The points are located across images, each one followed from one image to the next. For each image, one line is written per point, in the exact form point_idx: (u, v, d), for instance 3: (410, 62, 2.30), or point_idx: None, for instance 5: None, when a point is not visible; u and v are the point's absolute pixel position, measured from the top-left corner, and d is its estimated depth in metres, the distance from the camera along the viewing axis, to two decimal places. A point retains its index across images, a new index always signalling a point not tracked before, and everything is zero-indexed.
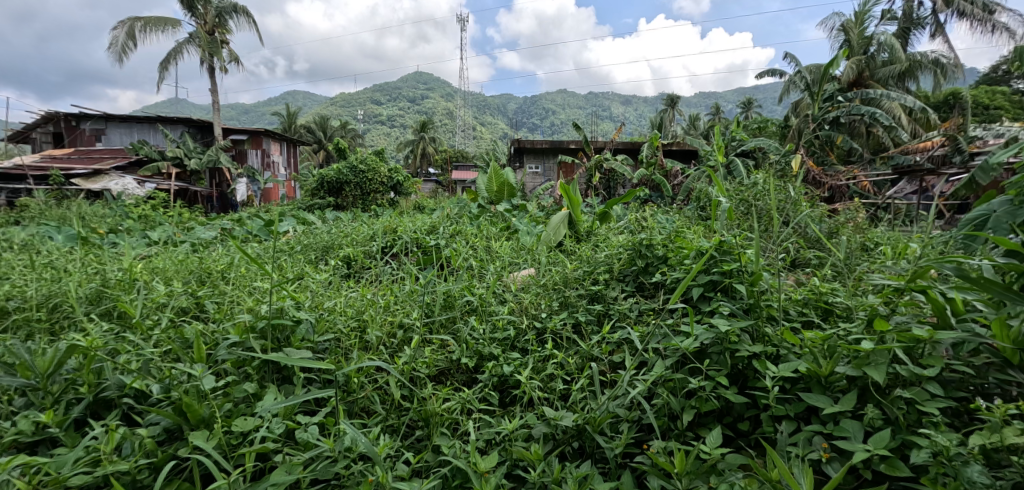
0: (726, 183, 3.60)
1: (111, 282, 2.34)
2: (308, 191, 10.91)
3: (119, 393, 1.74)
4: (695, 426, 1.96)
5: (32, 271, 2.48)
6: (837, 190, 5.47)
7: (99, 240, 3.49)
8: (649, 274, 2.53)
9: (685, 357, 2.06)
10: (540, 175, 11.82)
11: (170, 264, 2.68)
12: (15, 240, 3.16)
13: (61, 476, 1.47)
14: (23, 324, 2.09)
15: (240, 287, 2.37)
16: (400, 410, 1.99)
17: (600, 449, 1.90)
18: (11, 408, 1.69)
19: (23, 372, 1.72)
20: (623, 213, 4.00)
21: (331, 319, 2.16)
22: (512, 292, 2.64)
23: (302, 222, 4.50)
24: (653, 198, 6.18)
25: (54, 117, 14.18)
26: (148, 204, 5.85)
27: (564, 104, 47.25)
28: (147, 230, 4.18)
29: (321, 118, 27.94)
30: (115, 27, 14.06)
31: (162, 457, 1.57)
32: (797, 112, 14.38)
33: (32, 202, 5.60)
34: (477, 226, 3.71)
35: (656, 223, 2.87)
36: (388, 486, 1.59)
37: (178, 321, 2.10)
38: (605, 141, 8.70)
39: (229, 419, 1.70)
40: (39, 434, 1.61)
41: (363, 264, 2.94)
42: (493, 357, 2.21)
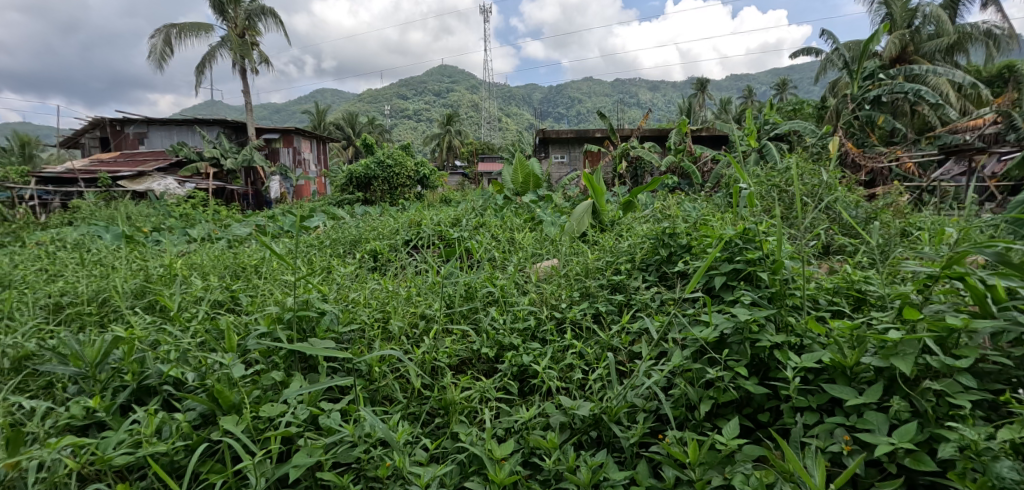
0: (756, 167, 3.47)
1: (153, 278, 2.51)
2: (337, 185, 11.07)
3: (160, 380, 1.87)
4: (713, 417, 1.94)
5: (84, 268, 2.69)
6: (879, 173, 5.20)
7: (144, 238, 3.71)
8: (672, 263, 2.49)
9: (704, 347, 2.04)
10: (566, 165, 11.61)
11: (207, 260, 2.84)
12: (68, 240, 3.41)
13: (106, 456, 1.61)
14: (75, 318, 2.27)
15: (271, 281, 2.48)
16: (421, 398, 2.05)
17: (617, 439, 1.92)
18: (67, 395, 1.87)
19: (75, 361, 1.89)
20: (649, 200, 3.92)
21: (355, 311, 2.24)
22: (534, 283, 2.66)
23: (332, 216, 4.64)
24: (682, 186, 6.04)
25: (103, 123, 15.00)
26: (189, 204, 6.15)
27: (596, 92, 46.64)
28: (187, 228, 4.42)
29: (350, 115, 28.43)
30: (154, 34, 14.65)
31: (196, 440, 1.69)
32: (838, 91, 13.77)
33: (83, 204, 5.97)
34: (501, 218, 3.73)
35: (681, 212, 2.80)
36: (405, 471, 1.68)
37: (213, 314, 2.23)
38: (632, 130, 8.50)
39: (258, 404, 1.81)
40: (88, 418, 1.76)
41: (388, 257, 3.00)
42: (513, 347, 2.25)
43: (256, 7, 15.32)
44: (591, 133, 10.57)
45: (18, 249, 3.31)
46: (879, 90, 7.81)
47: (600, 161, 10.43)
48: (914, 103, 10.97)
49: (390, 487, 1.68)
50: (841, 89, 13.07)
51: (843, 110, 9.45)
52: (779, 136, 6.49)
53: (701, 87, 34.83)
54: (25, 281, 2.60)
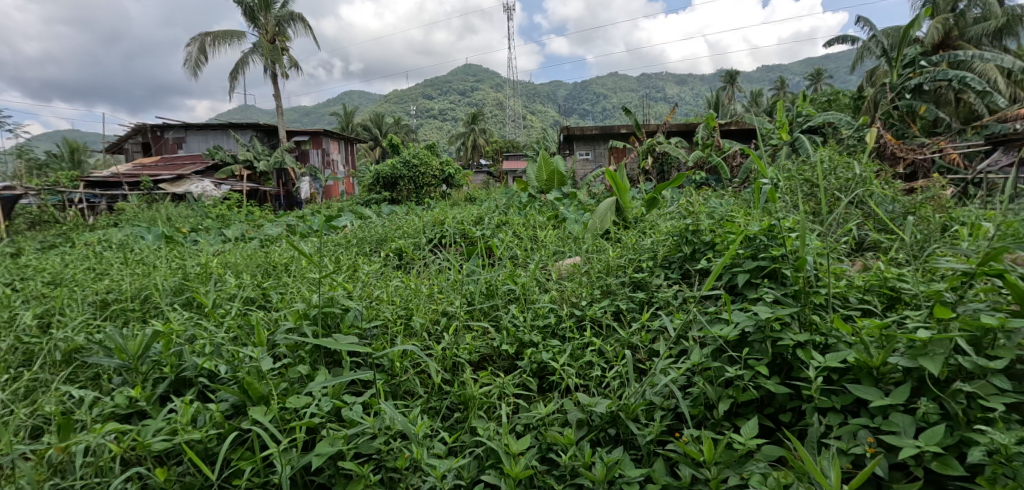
0: (787, 161, 3.39)
1: (190, 276, 2.65)
2: (365, 186, 11.25)
3: (196, 373, 1.97)
4: (733, 416, 1.92)
5: (128, 268, 2.86)
6: (920, 166, 4.96)
7: (183, 239, 3.91)
8: (694, 261, 2.45)
9: (725, 346, 2.01)
10: (591, 162, 11.03)
11: (240, 258, 2.96)
12: (113, 241, 3.62)
13: (145, 441, 1.71)
14: (120, 313, 2.42)
15: (300, 279, 2.58)
16: (441, 393, 2.09)
17: (634, 436, 1.92)
18: (112, 385, 1.99)
19: (119, 354, 2.01)
20: (675, 197, 3.87)
21: (378, 307, 2.31)
22: (555, 280, 2.68)
23: (359, 215, 4.76)
24: (710, 182, 5.92)
25: (144, 129, 15.66)
26: (225, 205, 6.42)
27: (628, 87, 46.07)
28: (222, 228, 4.62)
29: (374, 115, 28.65)
30: (189, 43, 15.20)
31: (227, 429, 1.77)
32: (875, 80, 13.24)
33: (127, 206, 6.29)
34: (524, 216, 3.75)
35: (706, 207, 2.74)
36: (423, 462, 1.72)
37: (245, 310, 2.34)
38: (659, 125, 8.31)
39: (285, 396, 1.89)
40: (131, 407, 1.87)
41: (412, 255, 3.08)
42: (533, 344, 2.27)
43: (285, 13, 15.55)
44: (615, 129, 10.34)
45: (68, 249, 3.54)
46: (921, 77, 7.44)
47: (625, 158, 10.26)
48: (958, 90, 10.47)
49: (409, 478, 1.72)
50: (878, 78, 12.56)
51: (880, 101, 9.04)
52: (812, 129, 6.28)
53: (728, 80, 33.86)
54: (74, 279, 2.78)
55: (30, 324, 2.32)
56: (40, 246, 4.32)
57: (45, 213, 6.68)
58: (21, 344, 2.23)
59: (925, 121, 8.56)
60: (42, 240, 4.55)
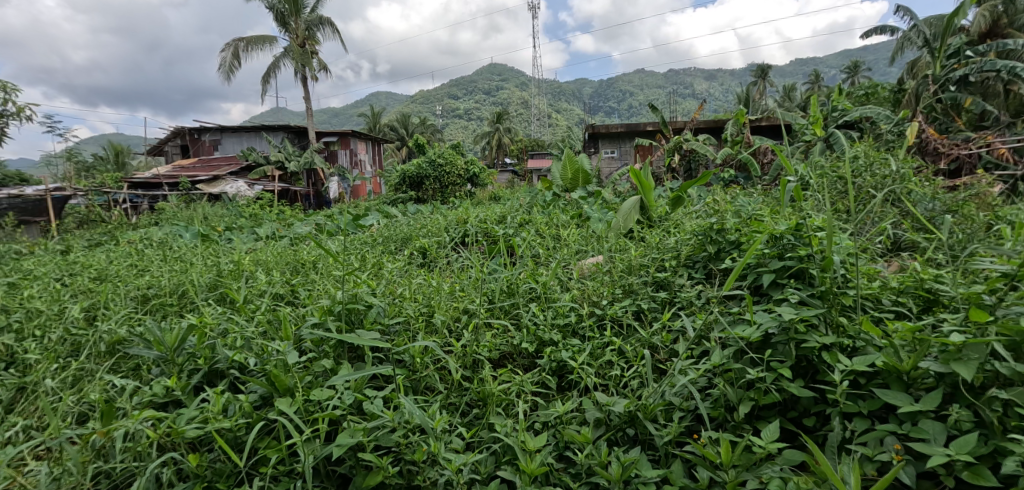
0: (819, 157, 3.29)
1: (224, 272, 2.76)
2: (390, 186, 11.41)
3: (228, 365, 2.04)
4: (754, 420, 1.90)
5: (167, 265, 3.00)
6: (965, 162, 4.71)
7: (219, 237, 4.08)
8: (719, 261, 2.39)
9: (748, 347, 1.97)
10: (617, 160, 10.86)
11: (271, 256, 3.07)
12: (154, 239, 3.80)
13: (179, 428, 1.77)
14: (160, 307, 2.54)
15: (327, 275, 2.66)
16: (461, 389, 2.12)
17: (652, 437, 1.92)
18: (151, 375, 2.09)
19: (157, 346, 2.10)
20: (700, 195, 3.80)
21: (401, 305, 2.35)
22: (576, 280, 2.67)
23: (385, 214, 4.85)
24: (740, 180, 5.78)
25: (183, 132, 16.26)
26: (258, 205, 6.65)
27: (661, 83, 45.36)
28: (255, 227, 4.78)
29: (402, 115, 28.94)
30: (223, 49, 15.67)
31: (255, 418, 1.83)
32: (916, 70, 12.68)
33: (168, 206, 6.57)
34: (547, 215, 3.75)
35: (733, 205, 2.63)
36: (440, 456, 1.75)
37: (274, 306, 2.42)
38: (686, 122, 8.13)
39: (310, 389, 1.94)
40: (168, 396, 1.95)
41: (435, 254, 3.12)
42: (553, 343, 2.28)
43: (314, 18, 15.81)
44: (642, 127, 10.19)
45: (111, 247, 3.72)
46: (967, 68, 7.08)
47: (651, 156, 10.09)
48: (1008, 81, 9.91)
49: (427, 472, 1.74)
50: (920, 69, 12.02)
51: (924, 93, 8.64)
52: (849, 124, 6.07)
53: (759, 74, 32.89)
54: (118, 275, 2.94)
55: (77, 317, 2.46)
56: (87, 244, 4.56)
57: (92, 212, 7.03)
58: (69, 336, 2.36)
59: (973, 114, 8.13)
60: (87, 238, 4.80)
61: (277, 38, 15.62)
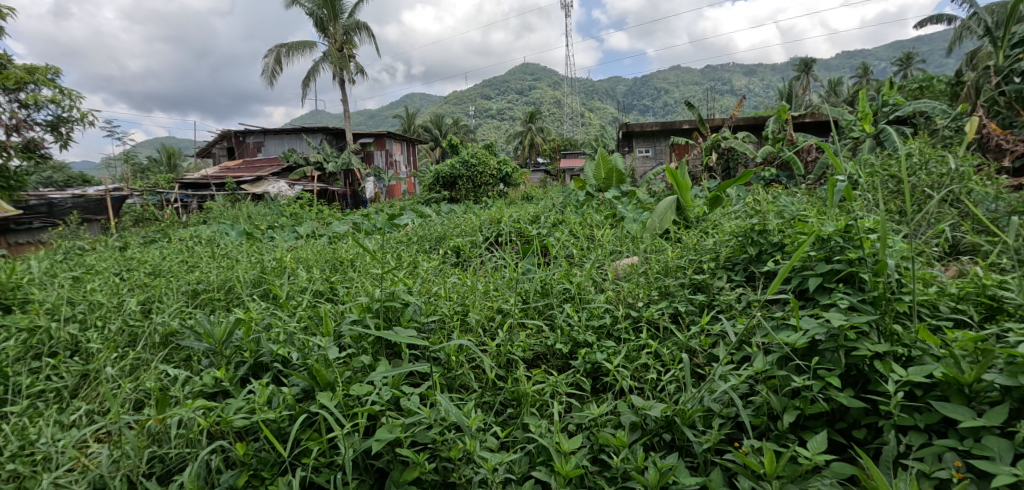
0: (870, 155, 3.12)
1: (267, 269, 2.81)
2: (424, 185, 11.50)
3: (272, 358, 2.04)
4: (799, 429, 1.82)
5: (214, 261, 3.08)
6: None
7: (262, 235, 4.17)
8: (761, 263, 2.29)
9: (793, 354, 1.89)
10: (652, 159, 10.66)
11: (311, 254, 3.11)
12: (202, 237, 3.91)
13: (228, 418, 1.76)
14: (209, 301, 2.60)
15: (364, 273, 2.67)
16: (495, 389, 2.09)
17: (690, 444, 1.86)
18: (200, 367, 2.10)
19: (207, 338, 2.12)
20: (740, 194, 3.68)
21: (436, 303, 2.33)
22: (611, 281, 2.61)
23: (420, 214, 4.87)
24: (782, 179, 5.59)
25: (228, 134, 16.76)
26: (299, 205, 6.76)
27: (696, 81, 44.46)
28: (295, 226, 4.87)
29: (438, 116, 29.17)
30: (266, 55, 16.06)
31: (298, 410, 1.80)
32: (976, 63, 12.02)
33: (215, 205, 6.76)
34: (581, 215, 3.68)
35: (775, 205, 2.52)
36: (475, 455, 1.71)
37: (315, 302, 2.44)
38: (725, 118, 7.92)
39: (349, 384, 1.90)
40: (217, 387, 1.96)
41: (468, 253, 3.11)
42: (588, 344, 2.23)
43: (352, 22, 16.02)
44: (679, 125, 9.97)
45: (165, 244, 3.83)
46: None
47: (688, 154, 9.88)
48: None
49: (462, 470, 1.71)
50: (981, 60, 11.38)
51: (984, 86, 8.18)
52: (901, 119, 5.79)
53: (804, 68, 32.03)
54: (169, 270, 3.02)
55: (134, 310, 2.52)
56: (143, 240, 4.72)
57: (146, 211, 7.27)
58: (127, 327, 2.42)
59: None
60: (142, 236, 4.95)
61: (316, 43, 15.90)
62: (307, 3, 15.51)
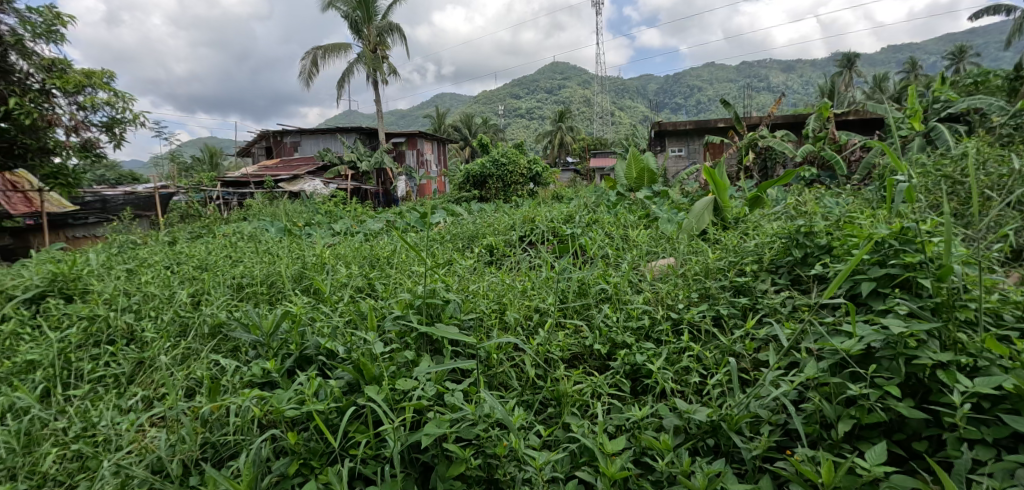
0: (924, 155, 2.99)
1: (308, 264, 2.83)
2: (455, 185, 11.48)
3: (316, 351, 2.00)
4: (854, 439, 1.75)
5: (257, 257, 3.10)
6: None
7: (299, 232, 4.21)
8: (807, 266, 2.22)
9: (847, 361, 1.82)
10: (685, 158, 10.44)
11: (350, 251, 3.12)
12: (244, 233, 3.95)
13: (280, 407, 1.72)
14: (252, 295, 2.63)
15: (401, 271, 2.66)
16: (535, 388, 2.05)
17: (737, 450, 1.79)
18: (248, 357, 2.09)
19: (254, 330, 2.11)
20: (780, 196, 3.58)
21: (474, 301, 2.30)
22: (648, 282, 2.54)
23: (452, 212, 4.85)
24: (822, 179, 5.46)
25: (269, 135, 16.98)
26: (333, 203, 6.76)
27: (721, 78, 43.81)
28: (331, 223, 4.90)
29: (465, 116, 29.15)
30: (304, 57, 16.16)
31: (346, 402, 1.74)
32: None
33: (254, 202, 6.81)
34: (615, 215, 3.62)
35: (821, 206, 2.44)
36: (521, 453, 1.66)
37: (356, 298, 2.42)
38: (763, 116, 7.78)
39: (394, 378, 1.84)
40: (266, 377, 1.93)
41: (503, 252, 3.08)
42: (626, 346, 2.18)
43: (386, 24, 16.02)
44: (714, 123, 9.80)
45: (210, 239, 3.85)
46: None
47: (723, 152, 9.72)
48: None
49: (507, 467, 1.66)
50: None
51: None
52: (953, 117, 5.58)
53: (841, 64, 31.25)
54: (214, 264, 3.05)
55: (185, 301, 2.53)
56: (189, 235, 4.77)
57: (191, 207, 7.31)
58: (179, 317, 2.43)
59: None
60: (188, 231, 4.98)
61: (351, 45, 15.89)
62: (342, 6, 15.57)
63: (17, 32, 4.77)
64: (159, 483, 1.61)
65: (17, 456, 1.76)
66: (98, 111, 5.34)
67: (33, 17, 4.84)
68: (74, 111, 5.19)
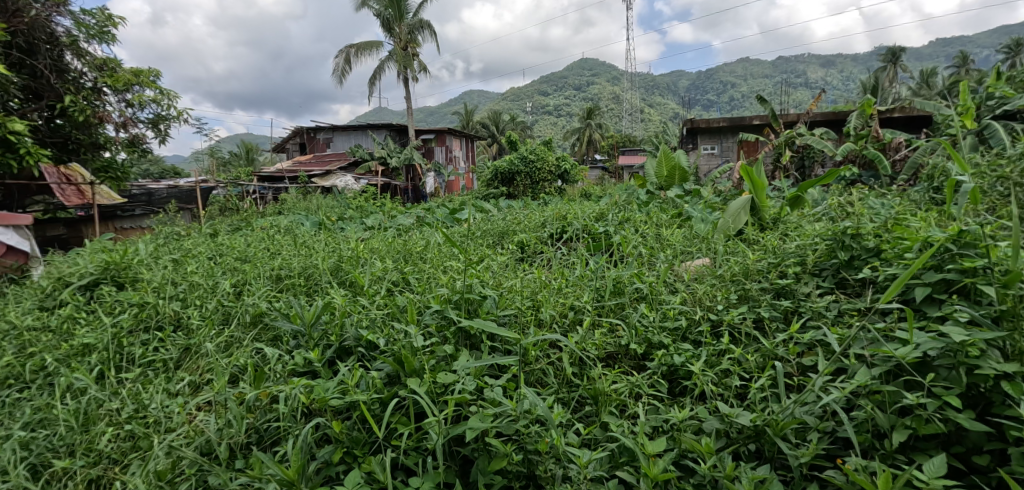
0: (979, 156, 2.87)
1: (344, 258, 2.80)
2: (484, 181, 11.48)
3: (356, 342, 1.98)
4: (908, 450, 1.67)
5: (294, 249, 3.09)
6: None
7: (333, 226, 4.21)
8: (853, 269, 2.15)
9: (901, 367, 1.75)
10: (717, 156, 10.26)
11: (383, 245, 3.10)
12: (280, 226, 3.95)
13: (325, 396, 1.69)
14: (291, 287, 2.62)
15: (435, 266, 2.63)
16: (570, 386, 2.00)
17: (783, 456, 1.72)
18: (289, 347, 2.07)
19: (295, 319, 2.09)
20: (821, 197, 3.48)
21: (511, 297, 2.26)
22: (685, 282, 2.48)
23: (481, 209, 4.81)
24: (864, 178, 5.33)
25: (302, 132, 17.15)
26: (364, 199, 6.77)
27: (745, 74, 43.13)
28: (363, 218, 4.89)
29: (491, 112, 29.05)
30: (337, 55, 16.17)
31: (388, 393, 1.71)
32: None
33: (288, 197, 6.83)
34: (645, 213, 3.56)
35: (867, 207, 2.36)
36: (563, 450, 1.61)
37: (392, 292, 2.39)
38: (802, 113, 7.62)
39: (434, 372, 1.80)
40: (307, 367, 1.91)
41: (536, 249, 3.04)
42: (663, 346, 2.12)
43: (417, 22, 15.93)
44: (750, 120, 9.62)
45: (248, 232, 3.85)
46: None
47: (760, 150, 9.52)
48: None
49: (548, 463, 1.61)
50: None
51: None
52: (1007, 114, 5.37)
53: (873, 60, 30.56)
54: (252, 256, 3.05)
55: (227, 291, 2.53)
56: (230, 228, 4.78)
57: (230, 201, 7.35)
58: (222, 306, 2.42)
59: None
60: (228, 223, 5.00)
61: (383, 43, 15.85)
62: (376, 6, 15.62)
63: (72, 33, 4.82)
64: (208, 465, 1.62)
65: (76, 434, 1.82)
66: (146, 108, 5.33)
67: (88, 18, 4.87)
68: (123, 108, 5.19)
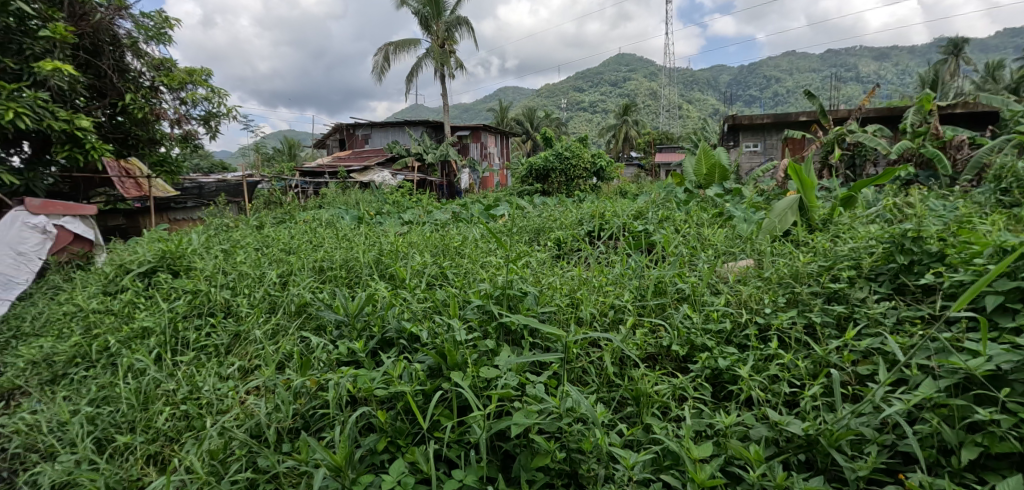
0: None
1: (384, 251, 2.77)
2: (518, 178, 11.51)
3: (398, 334, 1.94)
4: (978, 469, 1.56)
5: (335, 242, 3.08)
6: None
7: (372, 220, 4.21)
8: (914, 274, 2.05)
9: (970, 380, 1.64)
10: (760, 153, 10.00)
11: (421, 239, 3.06)
12: (322, 220, 3.96)
13: (370, 386, 1.66)
14: (333, 278, 2.60)
15: (473, 262, 2.58)
16: (610, 386, 1.94)
17: (837, 467, 1.63)
18: (332, 336, 2.04)
19: (339, 309, 2.07)
20: (875, 197, 3.33)
21: (552, 294, 2.20)
22: (728, 284, 2.38)
23: (516, 206, 4.76)
24: (920, 178, 5.13)
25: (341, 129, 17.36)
26: (402, 194, 6.76)
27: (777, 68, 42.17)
28: (400, 213, 4.88)
29: (525, 109, 28.96)
30: (377, 53, 16.31)
31: (431, 386, 1.67)
32: None
33: (327, 192, 6.88)
34: (686, 212, 3.46)
35: (928, 210, 2.25)
36: (607, 450, 1.55)
37: (431, 285, 2.36)
38: (851, 110, 7.34)
39: (477, 365, 1.75)
40: (352, 356, 1.88)
41: (571, 247, 2.97)
42: (706, 348, 2.03)
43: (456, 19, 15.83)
44: (796, 117, 9.36)
45: (293, 224, 3.87)
46: None
47: (807, 147, 9.26)
48: None
49: (591, 463, 1.55)
50: None
51: None
52: None
53: None
54: (296, 248, 3.05)
55: (274, 280, 2.52)
56: (274, 220, 4.82)
57: (272, 195, 7.44)
58: (269, 295, 2.41)
59: None
60: (273, 216, 5.04)
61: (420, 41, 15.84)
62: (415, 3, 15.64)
63: (133, 35, 4.90)
64: (258, 447, 1.62)
65: (136, 411, 1.85)
66: (198, 106, 5.40)
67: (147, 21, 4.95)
68: (177, 106, 5.28)
